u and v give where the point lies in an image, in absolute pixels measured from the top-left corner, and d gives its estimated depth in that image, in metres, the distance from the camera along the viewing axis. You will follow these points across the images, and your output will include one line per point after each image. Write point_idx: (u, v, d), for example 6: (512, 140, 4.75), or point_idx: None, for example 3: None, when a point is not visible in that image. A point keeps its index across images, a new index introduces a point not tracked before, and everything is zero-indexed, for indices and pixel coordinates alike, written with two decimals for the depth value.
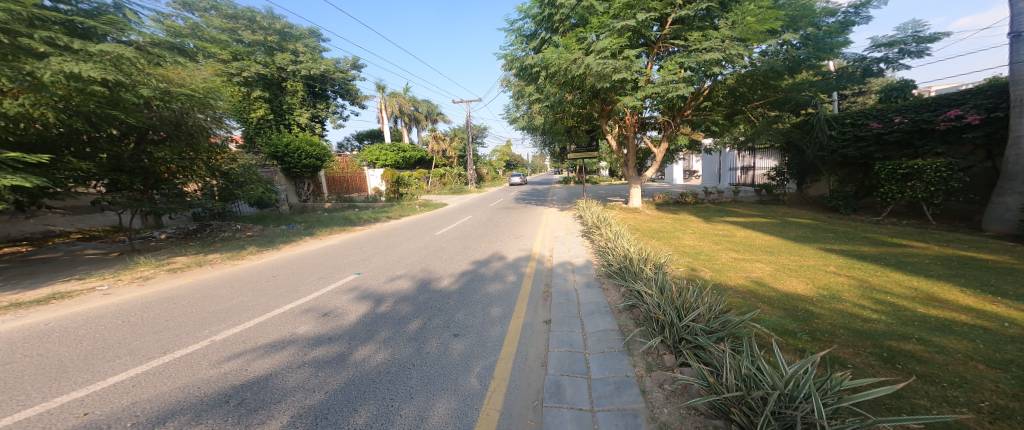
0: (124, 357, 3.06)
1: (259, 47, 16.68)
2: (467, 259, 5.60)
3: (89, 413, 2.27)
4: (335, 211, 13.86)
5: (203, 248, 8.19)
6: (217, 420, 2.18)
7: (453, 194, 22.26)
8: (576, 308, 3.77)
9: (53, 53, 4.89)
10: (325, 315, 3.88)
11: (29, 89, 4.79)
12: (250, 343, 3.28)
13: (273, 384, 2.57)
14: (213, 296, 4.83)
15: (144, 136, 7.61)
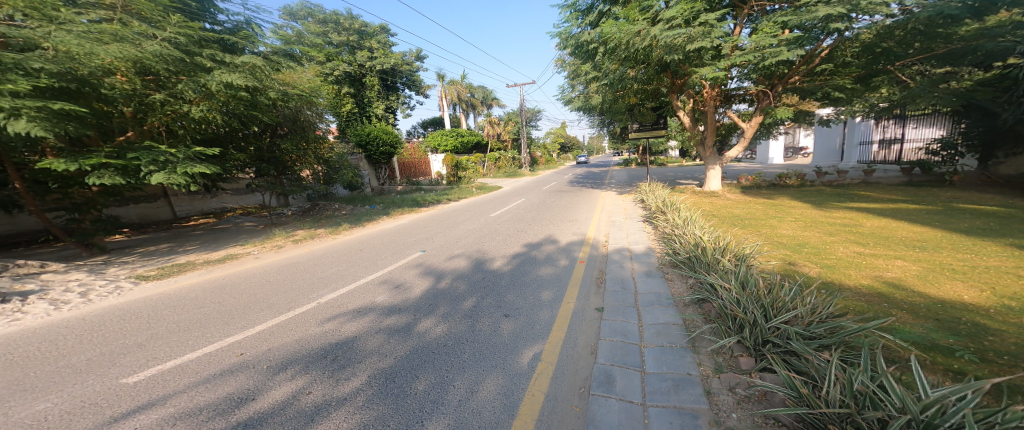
0: (263, 310, 3.87)
1: (345, 47, 18.58)
2: (520, 241, 5.76)
3: (244, 353, 2.95)
4: (405, 194, 15.21)
5: (315, 223, 9.78)
6: (316, 371, 2.64)
7: (509, 177, 22.64)
8: (632, 298, 3.61)
9: (216, 67, 6.18)
10: (396, 288, 4.36)
11: (205, 97, 6.19)
12: (342, 308, 3.86)
13: (359, 346, 3.00)
14: (315, 263, 5.83)
15: (274, 131, 9.36)
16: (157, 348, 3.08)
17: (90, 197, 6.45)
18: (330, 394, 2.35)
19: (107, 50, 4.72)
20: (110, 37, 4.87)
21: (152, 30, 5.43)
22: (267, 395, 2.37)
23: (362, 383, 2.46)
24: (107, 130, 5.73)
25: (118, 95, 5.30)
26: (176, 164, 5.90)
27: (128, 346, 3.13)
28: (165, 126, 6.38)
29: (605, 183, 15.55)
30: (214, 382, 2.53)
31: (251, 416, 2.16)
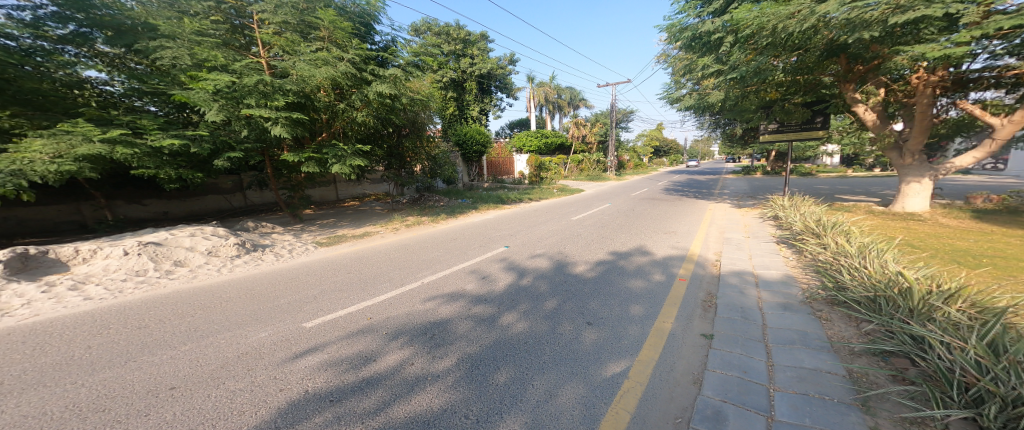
0: (384, 284, 4.58)
1: (452, 56, 20.41)
2: (605, 249, 5.35)
3: (372, 318, 3.53)
4: (491, 190, 16.06)
5: (421, 210, 11.17)
6: (418, 345, 2.94)
7: (593, 180, 21.81)
8: (759, 332, 2.64)
9: (375, 79, 7.62)
10: (482, 278, 4.62)
11: (369, 106, 7.71)
12: (439, 291, 4.27)
13: (451, 331, 3.21)
14: (423, 247, 6.65)
15: (400, 131, 10.91)
16: (322, 302, 3.89)
17: (299, 182, 8.77)
18: (428, 368, 2.56)
19: (320, 72, 6.50)
20: (322, 62, 6.68)
21: (341, 53, 7.01)
22: (383, 359, 2.72)
23: (451, 365, 2.60)
24: (312, 132, 7.85)
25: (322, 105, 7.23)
26: (347, 158, 7.64)
27: (303, 298, 4.00)
28: (343, 129, 8.12)
29: (711, 193, 13.60)
30: (350, 340, 3.04)
31: (371, 375, 2.49)
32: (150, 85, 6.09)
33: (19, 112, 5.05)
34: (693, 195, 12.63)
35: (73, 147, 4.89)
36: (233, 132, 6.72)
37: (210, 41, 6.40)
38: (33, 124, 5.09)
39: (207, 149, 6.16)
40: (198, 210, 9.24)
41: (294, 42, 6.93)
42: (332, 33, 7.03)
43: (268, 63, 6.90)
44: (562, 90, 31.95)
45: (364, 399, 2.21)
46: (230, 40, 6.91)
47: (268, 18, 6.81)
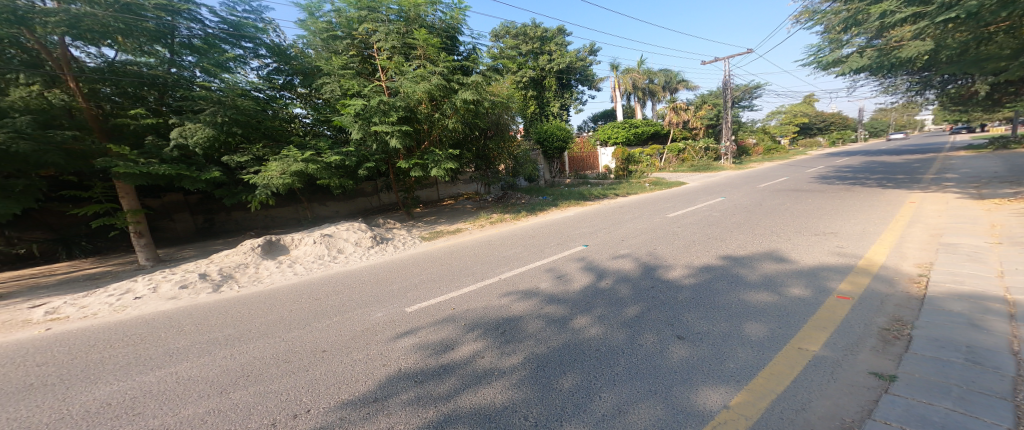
0: (466, 278, 4.92)
1: (529, 54, 20.63)
2: (713, 253, 4.66)
3: (454, 308, 3.77)
4: (573, 187, 15.95)
5: (501, 211, 11.95)
6: (490, 339, 2.95)
7: (698, 171, 19.68)
8: (994, 383, 1.78)
9: (457, 87, 9.92)
10: (557, 277, 4.45)
11: (457, 114, 10.14)
12: (511, 285, 4.34)
13: (521, 329, 3.11)
14: (500, 243, 7.14)
15: (485, 134, 12.38)
16: (420, 291, 4.49)
17: (410, 183, 12.00)
18: (496, 364, 2.54)
19: (416, 87, 9.05)
20: (420, 78, 9.25)
21: (433, 68, 9.56)
22: (458, 349, 2.83)
23: (518, 364, 2.52)
24: (417, 142, 10.66)
25: (422, 116, 9.83)
26: (440, 161, 10.18)
27: (408, 285, 4.83)
28: (438, 136, 10.81)
29: (913, 180, 10.52)
30: (437, 327, 3.29)
31: (448, 362, 2.61)
32: (323, 115, 10.14)
33: (268, 143, 9.53)
34: (847, 186, 10.27)
35: (289, 167, 8.50)
36: (368, 148, 10.01)
37: (348, 72, 9.59)
38: (273, 152, 9.32)
39: (354, 161, 9.61)
40: (353, 209, 13.27)
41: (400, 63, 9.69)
42: (426, 50, 9.71)
43: (386, 84, 9.82)
44: (652, 74, 29.85)
45: (440, 384, 2.31)
46: (362, 69, 10.20)
47: (384, 46, 9.72)
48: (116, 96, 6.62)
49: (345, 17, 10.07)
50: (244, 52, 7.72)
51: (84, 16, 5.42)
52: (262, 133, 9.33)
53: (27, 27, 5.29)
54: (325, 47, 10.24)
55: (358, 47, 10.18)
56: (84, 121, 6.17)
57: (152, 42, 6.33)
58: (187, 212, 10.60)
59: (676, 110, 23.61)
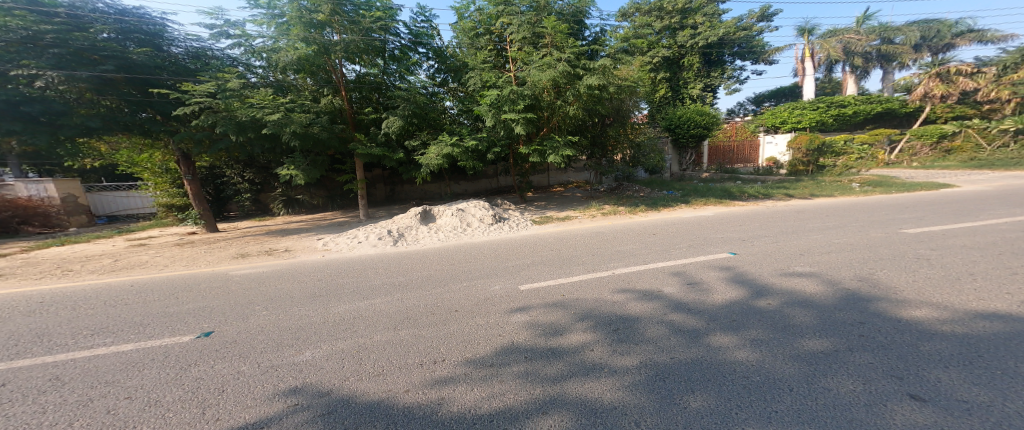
0: (576, 267, 4.83)
1: (665, 31, 18.56)
2: (994, 299, 3.01)
3: (564, 295, 3.77)
4: (712, 182, 13.96)
5: (617, 202, 11.39)
6: (601, 334, 2.81)
7: (976, 166, 13.36)
8: None
9: (583, 73, 9.61)
10: (691, 284, 3.81)
11: (581, 100, 9.91)
12: (630, 282, 3.98)
13: (643, 334, 2.77)
14: (619, 236, 6.72)
15: (604, 122, 11.92)
16: (533, 270, 4.99)
17: (526, 170, 13.11)
18: (607, 359, 2.43)
19: (543, 75, 9.19)
20: (547, 66, 9.34)
21: (560, 55, 9.46)
22: (567, 336, 2.84)
23: (632, 365, 2.33)
24: (536, 129, 10.95)
25: (545, 104, 10.01)
26: (558, 149, 10.21)
27: (522, 265, 5.36)
28: (558, 123, 10.83)
29: None
30: (548, 309, 3.44)
31: (556, 346, 2.69)
32: (465, 106, 11.39)
33: (430, 132, 11.39)
34: None
35: (437, 151, 9.97)
36: (496, 134, 10.92)
37: (487, 65, 10.45)
38: (427, 137, 11.04)
39: (485, 146, 10.57)
40: (478, 189, 15.00)
41: (529, 53, 10.17)
42: (554, 37, 9.70)
43: (514, 75, 10.41)
44: (892, 31, 22.99)
45: (548, 365, 2.41)
46: (495, 61, 11.06)
47: (515, 37, 10.22)
48: (359, 99, 10.72)
49: (484, 14, 11.03)
50: (419, 56, 11.09)
51: (352, 41, 9.28)
52: (427, 123, 11.17)
53: (328, 54, 9.29)
54: (469, 44, 11.20)
55: (494, 42, 11.07)
56: (347, 118, 10.46)
57: (376, 56, 10.11)
58: (382, 185, 13.84)
59: (945, 76, 16.22)
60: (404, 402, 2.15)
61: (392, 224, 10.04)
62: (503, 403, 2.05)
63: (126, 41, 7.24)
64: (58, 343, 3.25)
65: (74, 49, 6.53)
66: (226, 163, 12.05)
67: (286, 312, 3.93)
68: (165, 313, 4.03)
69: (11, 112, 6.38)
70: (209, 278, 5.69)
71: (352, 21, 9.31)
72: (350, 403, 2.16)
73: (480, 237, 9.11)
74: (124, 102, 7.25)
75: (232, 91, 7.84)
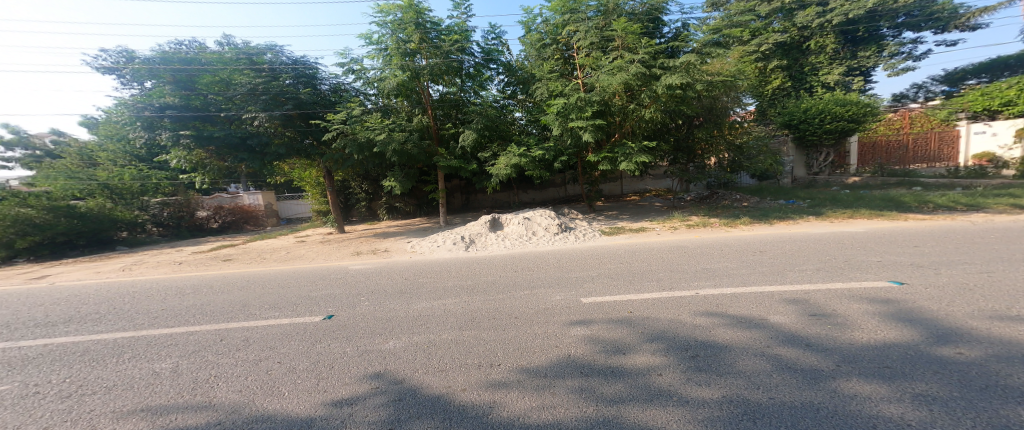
0: (652, 285, 4.72)
1: (777, 14, 16.41)
2: None
3: (631, 312, 3.76)
4: (864, 189, 12.06)
5: (708, 215, 10.39)
6: (675, 359, 2.67)
7: None
8: None
9: (661, 73, 9.19)
10: (816, 316, 3.24)
11: (656, 100, 9.44)
12: (721, 308, 3.64)
13: (734, 367, 2.47)
14: (703, 254, 6.29)
15: (691, 123, 11.34)
16: (594, 283, 5.10)
17: (594, 178, 13.04)
18: (677, 388, 2.27)
19: (614, 79, 8.95)
20: (618, 70, 9.13)
21: (633, 57, 9.16)
22: (633, 356, 2.79)
23: (713, 398, 2.10)
24: (608, 134, 10.75)
25: (616, 108, 9.94)
26: (633, 155, 9.81)
27: (585, 276, 5.53)
28: (632, 128, 10.48)
29: None
30: (612, 325, 3.45)
31: (617, 366, 2.66)
32: (534, 116, 11.70)
33: (501, 142, 11.88)
34: None
35: (505, 161, 10.40)
36: (563, 142, 11.00)
37: (554, 75, 10.63)
38: (498, 147, 11.56)
39: (551, 155, 10.73)
40: (544, 198, 15.20)
41: (598, 58, 10.01)
42: (625, 39, 9.53)
43: (582, 81, 10.39)
44: None
45: (605, 384, 2.40)
46: (562, 70, 11.15)
47: (583, 44, 10.22)
48: (442, 115, 11.84)
49: (551, 24, 11.25)
50: (491, 71, 11.81)
51: (436, 65, 10.26)
52: (498, 135, 11.67)
53: (419, 78, 10.41)
54: (537, 55, 11.54)
55: (561, 50, 11.17)
56: (432, 134, 11.54)
57: (455, 75, 11.01)
58: (459, 194, 14.92)
59: None
60: (461, 400, 2.36)
61: (464, 230, 10.79)
62: (553, 417, 2.08)
63: (297, 83, 10.66)
64: (251, 312, 4.55)
65: (272, 95, 10.08)
66: (355, 177, 14.30)
67: (380, 305, 4.71)
68: (308, 295, 5.39)
69: (243, 145, 10.22)
70: (335, 272, 7.15)
71: (436, 47, 10.35)
72: (416, 394, 2.45)
73: (544, 246, 9.19)
74: (298, 132, 10.74)
75: (358, 118, 10.48)
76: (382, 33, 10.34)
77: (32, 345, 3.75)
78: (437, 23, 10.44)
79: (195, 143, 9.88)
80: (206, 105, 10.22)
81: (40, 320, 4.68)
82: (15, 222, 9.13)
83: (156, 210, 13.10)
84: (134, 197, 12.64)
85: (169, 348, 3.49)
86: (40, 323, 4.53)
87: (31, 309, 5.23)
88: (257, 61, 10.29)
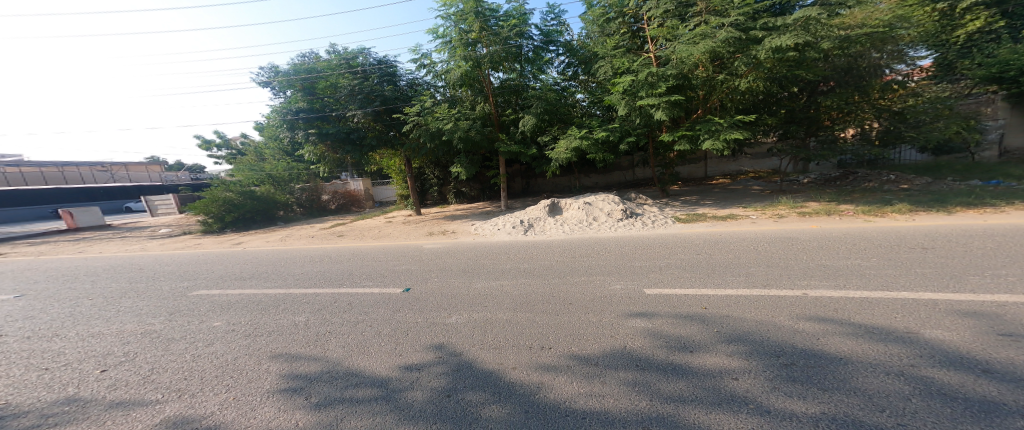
0: (739, 280, 4.22)
1: None
2: None
3: (706, 308, 3.42)
4: None
5: (835, 201, 8.61)
6: (760, 364, 2.34)
7: None
8: None
9: (765, 35, 7.84)
10: (1012, 337, 2.40)
11: (755, 69, 8.07)
12: (841, 315, 3.00)
13: (849, 384, 2.02)
14: (822, 249, 5.26)
15: (815, 89, 9.21)
16: (661, 274, 4.74)
17: (669, 160, 11.88)
18: (756, 396, 2.00)
19: (697, 49, 7.83)
20: (701, 38, 8.05)
21: (723, 21, 7.95)
22: (702, 356, 2.54)
23: (808, 415, 1.78)
24: (689, 110, 9.61)
25: (698, 81, 8.73)
26: (722, 131, 8.47)
27: (652, 266, 5.17)
28: (720, 102, 9.19)
29: None
30: (679, 321, 3.18)
31: (681, 363, 2.46)
32: (596, 96, 11.12)
33: (562, 126, 11.58)
34: None
35: (566, 144, 10.02)
36: (631, 122, 10.26)
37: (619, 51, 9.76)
38: (557, 130, 11.29)
39: (617, 137, 10.07)
40: (608, 181, 14.65)
41: (674, 27, 9.05)
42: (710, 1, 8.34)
43: (654, 55, 9.41)
44: None
45: (665, 382, 2.24)
46: (631, 45, 10.40)
47: (655, 14, 9.37)
48: (502, 102, 12.01)
49: None
50: (552, 54, 11.56)
51: (495, 52, 10.36)
52: (558, 118, 11.40)
53: (479, 66, 10.64)
54: (599, 32, 11.01)
55: (628, 23, 10.56)
56: (492, 121, 11.79)
57: (512, 61, 11.01)
58: (518, 179, 15.13)
59: None
60: (511, 377, 2.48)
61: (524, 214, 10.92)
62: (601, 405, 2.08)
63: (382, 82, 11.91)
64: (351, 281, 5.43)
65: (366, 94, 11.51)
66: (430, 164, 15.52)
67: (448, 282, 5.14)
68: (391, 269, 6.20)
69: (347, 139, 11.84)
70: (416, 250, 8.01)
71: (495, 34, 10.41)
72: (471, 366, 2.65)
73: (605, 232, 8.76)
74: (384, 126, 12.10)
75: (429, 109, 11.20)
76: (447, 26, 10.69)
77: (227, 294, 5.07)
78: (495, 10, 10.43)
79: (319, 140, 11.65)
80: (323, 107, 11.95)
81: (233, 274, 6.34)
82: (224, 202, 12.86)
83: (299, 194, 16.12)
84: (286, 183, 15.79)
85: (303, 305, 4.36)
86: (232, 277, 6.15)
87: (228, 265, 7.18)
88: (354, 64, 11.81)
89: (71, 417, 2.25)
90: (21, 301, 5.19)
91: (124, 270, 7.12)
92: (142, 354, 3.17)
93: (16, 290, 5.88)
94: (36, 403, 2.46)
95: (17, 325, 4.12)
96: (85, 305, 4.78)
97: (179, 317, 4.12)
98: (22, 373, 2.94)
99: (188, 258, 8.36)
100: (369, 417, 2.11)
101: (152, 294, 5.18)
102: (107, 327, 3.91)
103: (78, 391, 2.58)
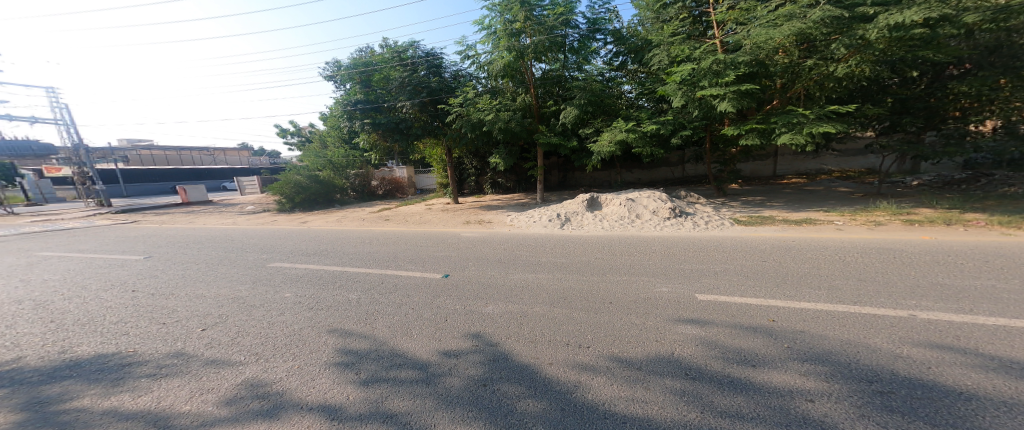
0: (822, 292, 3.68)
1: None
2: None
3: (773, 321, 2.97)
4: None
5: (958, 208, 7.27)
6: (842, 388, 1.92)
7: None
8: None
9: (880, 11, 6.65)
10: None
11: (860, 50, 6.89)
12: (961, 343, 2.40)
13: (973, 423, 1.57)
14: (938, 265, 4.42)
15: (941, 73, 7.61)
16: (717, 279, 4.26)
17: (733, 155, 10.84)
18: (836, 423, 1.63)
19: (781, 32, 6.91)
20: (785, 19, 7.11)
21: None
22: (767, 372, 2.15)
23: None
24: (764, 100, 8.62)
25: (777, 68, 7.81)
26: (806, 125, 7.43)
27: (703, 271, 4.66)
28: (806, 91, 8.11)
29: None
30: (739, 332, 2.76)
31: (740, 378, 2.10)
32: (647, 87, 10.35)
33: (605, 119, 10.96)
34: None
35: (613, 137, 9.45)
36: (687, 115, 9.50)
37: (678, 37, 8.91)
38: (602, 123, 10.72)
39: (669, 130, 9.36)
40: (653, 177, 13.85)
41: (748, 9, 8.13)
42: None
43: (721, 41, 8.56)
44: None
45: (721, 396, 1.92)
46: (692, 32, 9.57)
47: None
48: (543, 94, 11.63)
49: None
50: (599, 43, 11.00)
51: (539, 42, 10.01)
52: (602, 110, 10.86)
53: (522, 57, 10.30)
54: (654, 19, 10.25)
55: (688, 8, 9.75)
56: (533, 112, 11.44)
57: (556, 51, 10.56)
58: (555, 172, 14.76)
59: None
60: (548, 373, 2.28)
61: (561, 208, 10.55)
62: (644, 412, 1.83)
63: (428, 73, 12.11)
64: (400, 264, 5.53)
65: (414, 86, 11.74)
66: (469, 154, 15.61)
67: (484, 270, 5.06)
68: (431, 255, 6.24)
69: (394, 129, 12.16)
70: (461, 237, 8.10)
71: (541, 24, 10.02)
72: (508, 358, 2.49)
73: (649, 231, 8.19)
74: (427, 116, 12.20)
75: (471, 101, 11.11)
76: (492, 17, 10.47)
77: (296, 267, 5.39)
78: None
79: (373, 129, 12.14)
80: (377, 99, 12.25)
81: (301, 249, 6.77)
82: (294, 184, 14.19)
83: (353, 179, 17.05)
84: (343, 169, 16.79)
85: (354, 283, 4.49)
86: (301, 252, 6.56)
87: (300, 241, 7.72)
88: (404, 57, 12.05)
89: (177, 370, 2.41)
90: (148, 261, 5.96)
91: (220, 240, 7.95)
92: (233, 317, 3.40)
93: (144, 251, 6.79)
94: (153, 353, 2.68)
95: (145, 282, 4.68)
96: (193, 269, 5.34)
97: (260, 285, 4.43)
98: (146, 324, 3.25)
99: (266, 232, 9.15)
100: (411, 399, 2.02)
101: (240, 263, 5.67)
102: (209, 289, 4.29)
103: (184, 346, 2.79)
